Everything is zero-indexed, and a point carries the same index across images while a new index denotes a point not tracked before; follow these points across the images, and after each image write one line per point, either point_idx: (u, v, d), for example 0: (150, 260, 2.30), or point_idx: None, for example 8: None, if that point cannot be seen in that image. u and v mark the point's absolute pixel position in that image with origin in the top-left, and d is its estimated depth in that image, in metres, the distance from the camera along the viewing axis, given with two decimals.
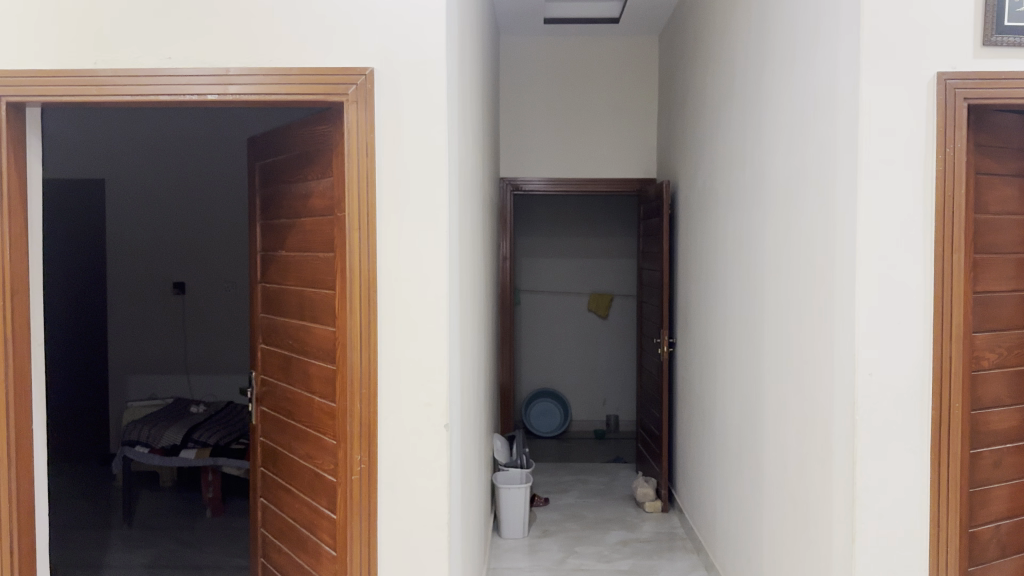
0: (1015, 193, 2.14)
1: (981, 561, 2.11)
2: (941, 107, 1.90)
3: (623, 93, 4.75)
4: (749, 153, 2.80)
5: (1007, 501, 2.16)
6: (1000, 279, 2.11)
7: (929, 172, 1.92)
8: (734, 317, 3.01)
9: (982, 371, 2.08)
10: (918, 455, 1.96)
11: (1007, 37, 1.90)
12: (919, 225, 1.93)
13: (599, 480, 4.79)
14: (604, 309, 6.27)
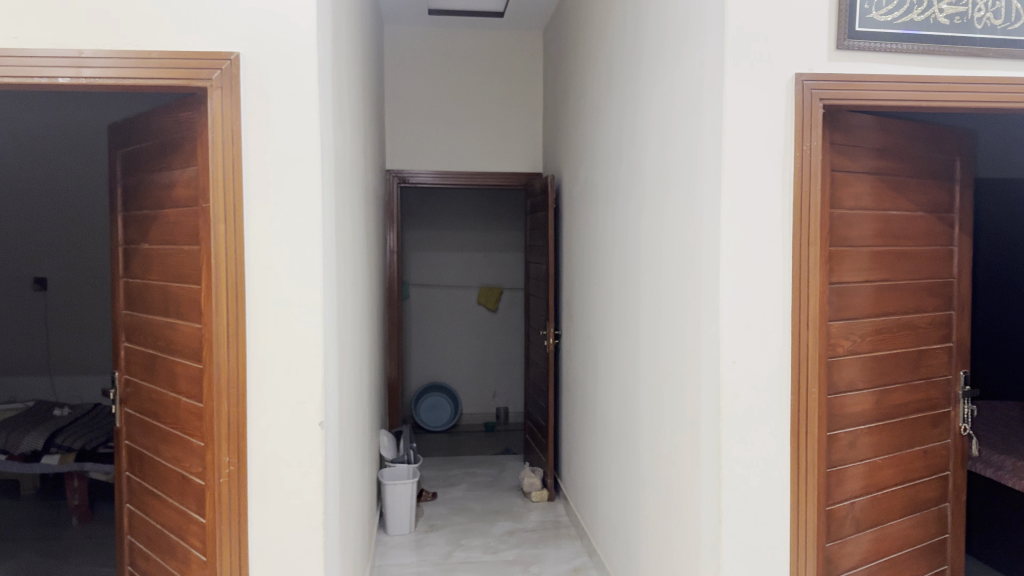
0: (869, 189, 2.27)
1: (836, 536, 2.24)
2: (798, 106, 1.99)
3: (509, 88, 4.78)
4: (626, 149, 2.86)
5: (861, 480, 2.30)
6: (853, 270, 2.24)
7: (788, 168, 2.01)
8: (614, 310, 3.07)
9: (837, 357, 2.21)
10: (778, 439, 2.06)
11: (858, 42, 1.99)
12: (778, 219, 2.02)
13: (487, 473, 4.81)
14: (493, 302, 6.30)
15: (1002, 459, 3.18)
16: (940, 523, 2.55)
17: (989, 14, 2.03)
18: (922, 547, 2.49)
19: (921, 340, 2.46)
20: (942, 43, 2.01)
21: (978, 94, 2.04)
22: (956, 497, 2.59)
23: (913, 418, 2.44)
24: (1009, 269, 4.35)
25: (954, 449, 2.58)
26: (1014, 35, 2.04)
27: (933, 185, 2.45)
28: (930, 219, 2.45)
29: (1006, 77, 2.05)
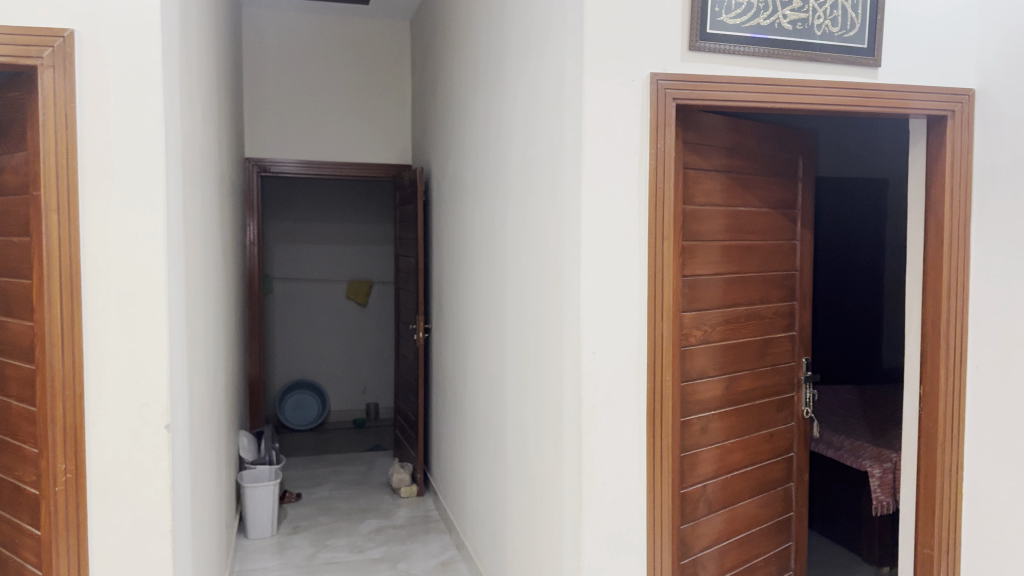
0: (719, 186, 2.38)
1: (690, 518, 2.34)
2: (653, 104, 2.05)
3: (376, 78, 4.70)
4: (492, 142, 2.87)
5: (714, 463, 2.41)
6: (705, 263, 2.34)
7: (643, 165, 2.07)
8: (481, 303, 3.07)
9: (690, 347, 2.31)
10: (635, 426, 2.12)
11: (708, 44, 2.06)
12: (635, 215, 2.08)
13: (355, 470, 4.73)
14: (362, 296, 6.20)
15: (840, 440, 3.37)
16: (784, 502, 2.71)
17: (828, 21, 2.13)
18: (769, 525, 2.64)
19: (767, 329, 2.60)
20: (785, 47, 2.11)
21: (818, 97, 2.15)
22: (799, 477, 2.76)
23: (760, 403, 2.58)
24: (847, 263, 4.69)
25: (797, 431, 2.75)
26: (850, 43, 2.15)
27: (778, 183, 2.60)
28: (776, 215, 2.60)
29: (843, 81, 2.16)
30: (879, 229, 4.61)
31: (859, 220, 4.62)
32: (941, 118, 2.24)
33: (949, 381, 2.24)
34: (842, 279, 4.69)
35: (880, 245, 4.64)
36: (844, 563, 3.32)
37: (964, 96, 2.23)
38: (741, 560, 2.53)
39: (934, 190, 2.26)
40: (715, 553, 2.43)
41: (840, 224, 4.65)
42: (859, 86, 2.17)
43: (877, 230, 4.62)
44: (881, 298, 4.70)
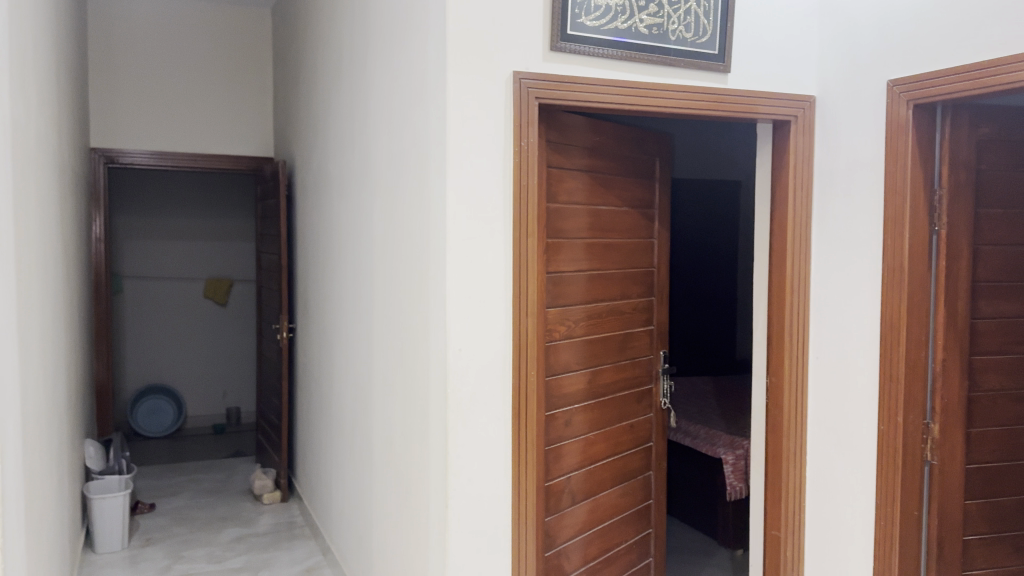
0: (581, 185, 2.43)
1: (555, 510, 2.38)
2: (516, 103, 2.06)
3: (236, 67, 4.52)
4: (357, 136, 2.81)
5: (577, 454, 2.47)
6: (568, 260, 2.39)
7: (507, 162, 2.08)
8: (346, 300, 3.02)
9: (554, 342, 2.35)
10: (501, 421, 2.13)
11: (569, 45, 2.10)
12: (500, 211, 2.09)
13: (214, 478, 4.53)
14: (222, 295, 5.94)
15: (697, 429, 3.52)
16: (644, 490, 2.81)
17: (681, 27, 2.22)
18: (630, 513, 2.73)
19: (628, 324, 2.69)
20: (642, 51, 2.19)
21: (673, 100, 2.23)
22: (658, 466, 2.87)
23: (621, 396, 2.66)
24: (704, 260, 4.91)
25: (656, 422, 2.86)
26: (702, 49, 2.25)
27: (637, 183, 2.69)
28: (635, 213, 2.69)
29: (696, 86, 2.26)
30: (731, 230, 4.89)
31: (712, 221, 4.88)
32: (784, 124, 2.39)
33: (792, 371, 2.39)
34: (698, 278, 4.91)
35: (733, 243, 4.90)
36: (701, 547, 3.48)
37: (806, 103, 2.37)
38: (604, 549, 2.60)
39: (778, 192, 2.40)
40: (579, 544, 2.48)
41: (695, 224, 4.88)
42: (710, 90, 2.27)
43: (729, 230, 4.90)
44: (734, 293, 4.95)
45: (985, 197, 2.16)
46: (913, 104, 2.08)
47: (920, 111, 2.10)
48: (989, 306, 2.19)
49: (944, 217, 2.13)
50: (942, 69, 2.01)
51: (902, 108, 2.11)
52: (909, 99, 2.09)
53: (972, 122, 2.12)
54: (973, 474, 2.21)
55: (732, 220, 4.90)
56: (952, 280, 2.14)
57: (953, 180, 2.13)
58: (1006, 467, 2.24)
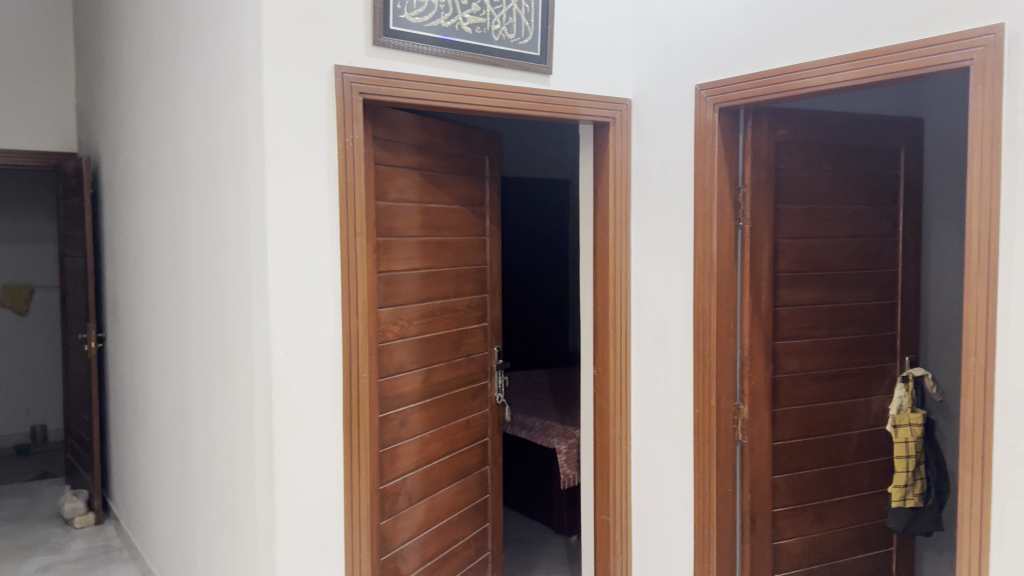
0: (411, 183, 2.41)
1: (390, 513, 2.35)
2: (339, 97, 2.01)
3: (32, 54, 4.11)
4: (168, 130, 2.64)
5: (414, 455, 2.45)
6: (400, 259, 2.36)
7: (331, 159, 2.02)
8: (162, 305, 2.82)
9: (387, 343, 2.31)
10: (331, 427, 2.07)
11: (393, 40, 2.07)
12: (325, 209, 2.02)
13: (16, 504, 4.11)
14: (21, 304, 5.42)
15: (532, 421, 3.58)
16: (481, 486, 2.83)
17: (504, 28, 2.25)
18: (466, 510, 2.74)
19: (461, 321, 2.68)
20: (465, 50, 2.19)
21: (497, 99, 2.26)
22: (493, 461, 2.90)
23: (456, 394, 2.66)
24: (536, 256, 5.02)
25: (491, 417, 2.88)
26: (524, 50, 2.29)
27: (468, 181, 2.69)
28: (466, 211, 2.69)
29: (518, 86, 2.29)
30: (560, 227, 5.04)
31: (543, 217, 5.01)
32: (604, 124, 2.47)
33: (617, 362, 2.49)
34: (530, 274, 5.02)
35: (563, 238, 5.06)
36: (538, 537, 3.55)
37: (623, 106, 2.47)
38: (441, 547, 2.60)
39: (601, 190, 2.48)
40: (416, 545, 2.46)
41: (524, 222, 4.98)
42: (533, 91, 2.32)
43: (559, 226, 5.05)
44: (566, 286, 5.10)
45: (784, 193, 2.34)
46: (719, 107, 2.22)
47: (725, 113, 2.24)
48: (789, 294, 2.37)
49: (748, 213, 2.28)
50: (744, 75, 2.15)
51: (709, 111, 2.24)
52: (715, 103, 2.23)
53: (770, 124, 2.29)
54: (778, 450, 2.38)
55: (560, 217, 5.05)
56: (756, 269, 2.30)
57: (755, 178, 2.28)
58: (807, 442, 2.44)
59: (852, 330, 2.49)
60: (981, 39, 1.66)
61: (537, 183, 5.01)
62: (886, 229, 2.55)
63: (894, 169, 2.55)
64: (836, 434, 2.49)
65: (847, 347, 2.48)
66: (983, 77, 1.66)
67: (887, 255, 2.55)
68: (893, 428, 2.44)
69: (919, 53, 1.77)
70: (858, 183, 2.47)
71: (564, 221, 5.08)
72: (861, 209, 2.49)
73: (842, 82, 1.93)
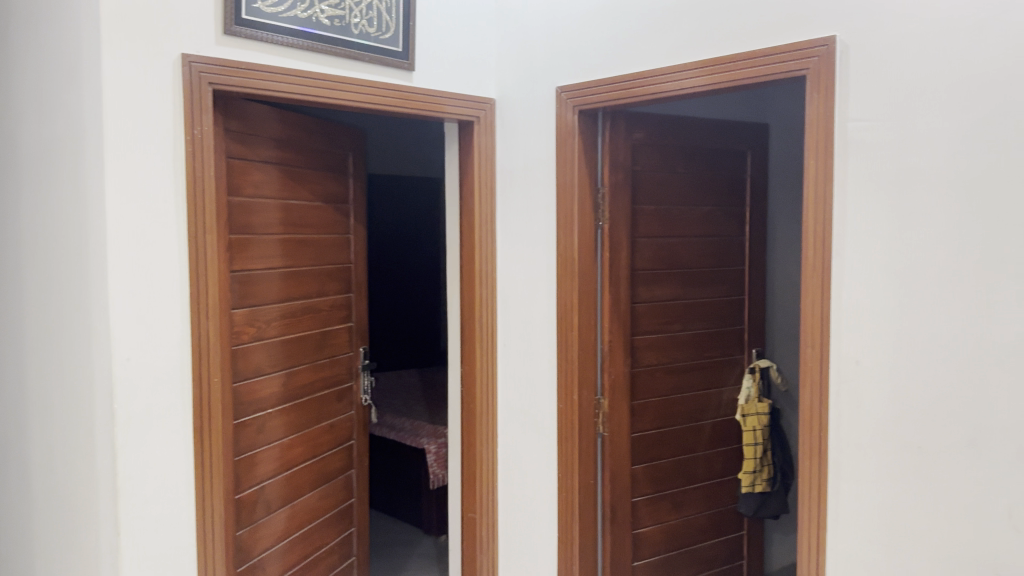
0: (268, 179, 2.32)
1: (248, 522, 2.26)
2: (186, 88, 1.90)
3: None
4: None
5: (274, 461, 2.37)
6: (257, 257, 2.27)
7: (178, 153, 1.92)
8: None
9: (243, 345, 2.22)
10: (180, 435, 1.97)
11: (245, 30, 1.99)
12: (171, 206, 1.91)
13: None
14: None
15: (401, 421, 3.54)
16: (346, 490, 2.77)
17: (364, 22, 2.21)
18: (331, 514, 2.68)
19: (324, 322, 2.61)
20: (324, 42, 2.13)
21: (358, 94, 2.21)
22: (359, 463, 2.84)
23: (319, 397, 2.59)
24: (405, 254, 4.98)
25: (357, 419, 2.82)
26: (385, 45, 2.26)
27: (330, 177, 2.63)
28: (328, 208, 2.62)
29: (380, 81, 2.26)
30: (427, 225, 5.02)
31: (411, 216, 4.97)
32: (468, 123, 2.47)
33: (483, 360, 2.49)
34: (398, 273, 4.96)
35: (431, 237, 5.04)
36: (407, 538, 3.52)
37: (487, 104, 2.48)
38: (304, 556, 2.53)
39: (467, 188, 2.48)
40: (278, 552, 2.39)
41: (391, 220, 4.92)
42: (395, 87, 2.28)
43: (427, 225, 5.02)
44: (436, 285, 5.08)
45: (640, 194, 2.42)
46: (578, 110, 2.27)
47: (583, 116, 2.29)
48: (646, 291, 2.45)
49: (607, 213, 2.34)
50: (601, 78, 2.21)
51: (568, 112, 2.28)
52: (574, 105, 2.27)
53: (627, 128, 2.36)
54: (637, 442, 2.46)
55: (427, 215, 5.02)
56: (615, 267, 2.36)
57: (613, 179, 2.35)
58: (664, 433, 2.53)
59: (705, 325, 2.61)
60: (816, 49, 1.77)
61: (404, 180, 4.96)
62: (735, 229, 2.68)
63: (741, 171, 2.69)
64: (691, 425, 2.60)
65: (700, 342, 2.60)
66: (818, 85, 1.77)
67: (736, 254, 2.69)
68: (742, 417, 2.58)
69: (762, 61, 1.86)
70: (708, 184, 2.59)
71: (432, 218, 5.05)
72: (711, 209, 2.60)
73: (693, 87, 2.01)
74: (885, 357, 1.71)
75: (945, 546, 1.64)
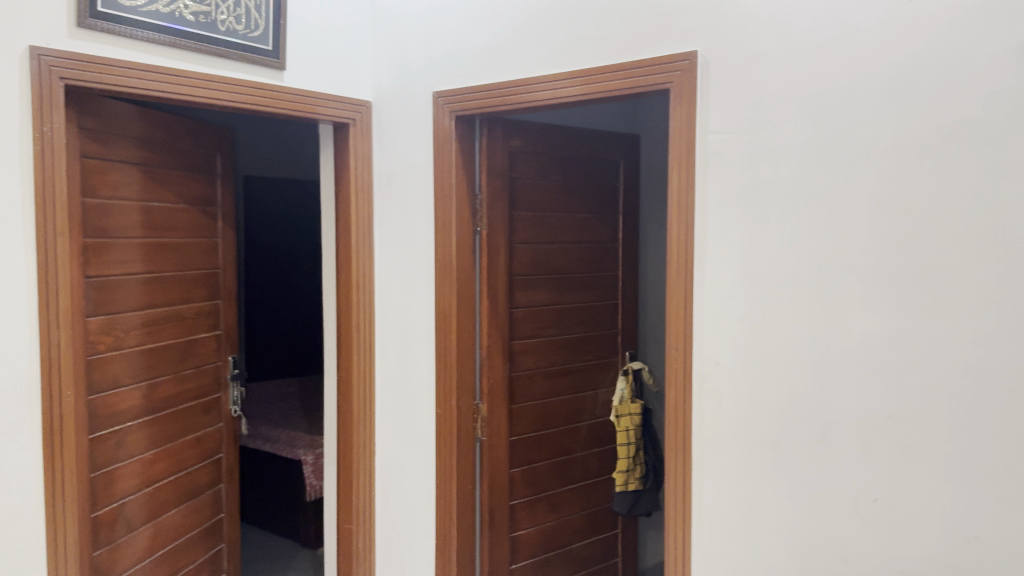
0: (128, 180, 2.20)
1: (106, 542, 2.14)
2: (34, 81, 1.78)
3: None
4: None
5: (135, 476, 2.25)
6: (115, 262, 2.15)
7: (26, 151, 1.79)
8: None
9: (99, 355, 2.10)
10: (28, 454, 1.83)
11: (101, 23, 1.88)
12: (17, 207, 1.78)
13: None
14: None
15: (277, 433, 3.45)
16: (214, 505, 2.66)
17: (231, 18, 2.13)
18: (198, 531, 2.57)
19: (190, 330, 2.50)
20: (188, 39, 2.05)
21: (225, 93, 2.14)
22: (229, 477, 2.73)
23: (183, 408, 2.47)
24: (279, 258, 4.84)
25: (226, 432, 2.71)
26: (255, 43, 2.19)
27: (196, 179, 2.52)
28: (194, 211, 2.51)
29: (249, 81, 2.19)
30: (301, 227, 4.88)
31: (284, 218, 4.82)
32: (343, 125, 2.43)
33: (360, 367, 2.46)
34: (270, 276, 4.81)
35: (305, 238, 4.90)
36: (282, 552, 3.42)
37: (362, 107, 2.44)
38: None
39: (341, 192, 2.44)
40: (140, 572, 2.28)
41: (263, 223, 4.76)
42: (265, 87, 2.22)
43: (301, 226, 4.88)
44: (310, 287, 4.96)
45: (517, 200, 2.45)
46: (454, 115, 2.27)
47: (460, 121, 2.29)
48: (524, 296, 2.48)
49: (484, 219, 2.36)
50: (478, 85, 2.22)
51: (445, 118, 2.28)
52: (451, 110, 2.27)
53: (504, 135, 2.38)
54: (514, 446, 2.48)
55: (301, 217, 4.88)
56: (493, 273, 2.38)
57: (491, 186, 2.36)
58: (541, 436, 2.56)
59: (580, 330, 2.66)
60: (679, 63, 1.84)
61: (275, 181, 4.80)
62: (609, 236, 2.76)
63: (615, 179, 2.77)
64: (567, 427, 2.65)
65: (576, 345, 2.65)
66: (681, 98, 1.84)
67: (610, 259, 2.76)
68: (616, 418, 2.64)
69: (630, 73, 1.92)
70: (584, 192, 2.65)
71: (307, 220, 4.91)
72: (586, 216, 2.67)
73: (565, 97, 2.05)
74: (745, 358, 1.80)
75: (800, 534, 1.74)
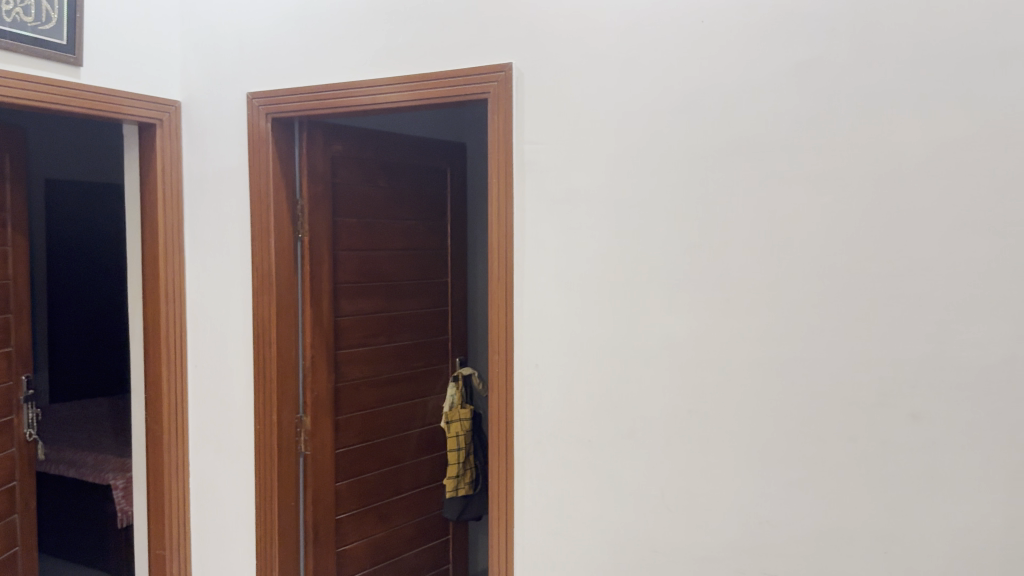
0: None
1: None
2: None
3: None
4: None
5: None
6: None
7: None
8: None
9: None
10: None
11: None
12: None
13: None
14: None
15: (82, 457, 3.21)
16: (6, 539, 2.43)
17: (17, 9, 1.96)
18: None
19: None
20: None
21: (9, 88, 1.96)
22: (24, 507, 2.50)
23: None
24: (76, 267, 4.49)
25: (19, 458, 2.48)
26: (47, 36, 2.02)
27: None
28: None
29: (41, 77, 2.02)
30: (100, 232, 4.56)
31: (81, 224, 4.48)
32: (150, 126, 2.30)
33: (171, 383, 2.33)
34: (67, 288, 4.46)
35: (105, 245, 4.58)
36: None
37: (171, 107, 2.32)
38: None
39: (149, 197, 2.31)
40: None
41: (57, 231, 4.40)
42: (59, 83, 2.06)
43: (99, 233, 4.56)
44: (114, 298, 4.65)
45: (340, 207, 2.40)
46: (271, 117, 2.20)
47: (277, 123, 2.22)
48: (349, 304, 2.44)
49: (306, 225, 2.29)
50: (296, 87, 2.15)
51: (261, 119, 2.20)
52: (268, 112, 2.19)
53: (325, 139, 2.33)
54: (340, 458, 2.43)
55: (99, 222, 4.55)
56: (316, 281, 2.32)
57: (312, 192, 2.31)
58: (369, 446, 2.53)
59: (408, 337, 2.65)
60: (494, 75, 1.87)
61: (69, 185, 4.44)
62: (437, 243, 2.77)
63: (441, 187, 2.78)
64: (397, 435, 2.63)
65: (404, 353, 2.64)
66: (497, 108, 1.87)
67: (438, 267, 2.78)
68: (446, 424, 2.64)
69: (446, 82, 1.93)
70: (410, 200, 2.65)
71: (106, 226, 4.59)
72: (413, 224, 2.66)
73: (383, 102, 2.02)
74: (561, 361, 1.85)
75: (613, 530, 1.82)
